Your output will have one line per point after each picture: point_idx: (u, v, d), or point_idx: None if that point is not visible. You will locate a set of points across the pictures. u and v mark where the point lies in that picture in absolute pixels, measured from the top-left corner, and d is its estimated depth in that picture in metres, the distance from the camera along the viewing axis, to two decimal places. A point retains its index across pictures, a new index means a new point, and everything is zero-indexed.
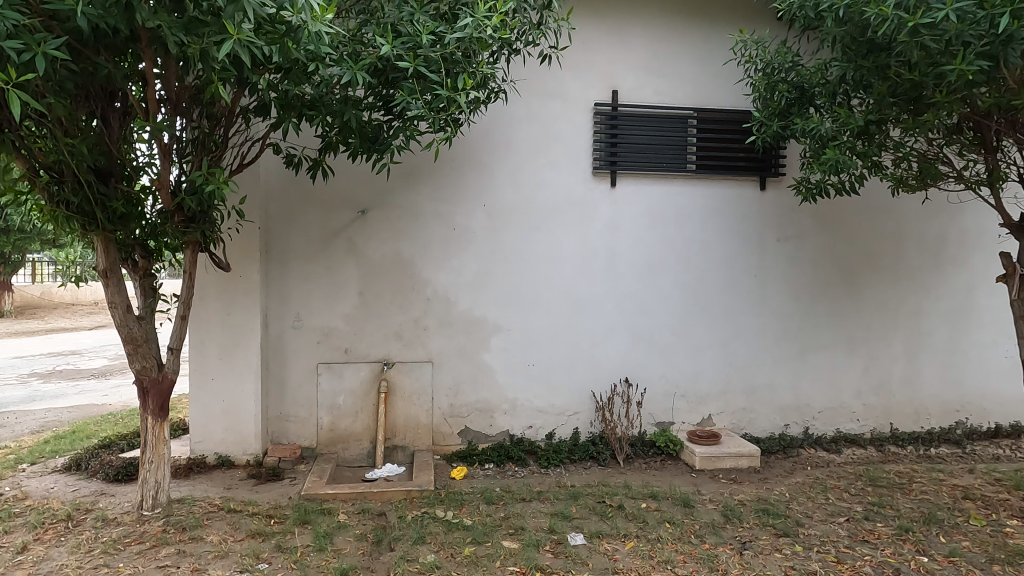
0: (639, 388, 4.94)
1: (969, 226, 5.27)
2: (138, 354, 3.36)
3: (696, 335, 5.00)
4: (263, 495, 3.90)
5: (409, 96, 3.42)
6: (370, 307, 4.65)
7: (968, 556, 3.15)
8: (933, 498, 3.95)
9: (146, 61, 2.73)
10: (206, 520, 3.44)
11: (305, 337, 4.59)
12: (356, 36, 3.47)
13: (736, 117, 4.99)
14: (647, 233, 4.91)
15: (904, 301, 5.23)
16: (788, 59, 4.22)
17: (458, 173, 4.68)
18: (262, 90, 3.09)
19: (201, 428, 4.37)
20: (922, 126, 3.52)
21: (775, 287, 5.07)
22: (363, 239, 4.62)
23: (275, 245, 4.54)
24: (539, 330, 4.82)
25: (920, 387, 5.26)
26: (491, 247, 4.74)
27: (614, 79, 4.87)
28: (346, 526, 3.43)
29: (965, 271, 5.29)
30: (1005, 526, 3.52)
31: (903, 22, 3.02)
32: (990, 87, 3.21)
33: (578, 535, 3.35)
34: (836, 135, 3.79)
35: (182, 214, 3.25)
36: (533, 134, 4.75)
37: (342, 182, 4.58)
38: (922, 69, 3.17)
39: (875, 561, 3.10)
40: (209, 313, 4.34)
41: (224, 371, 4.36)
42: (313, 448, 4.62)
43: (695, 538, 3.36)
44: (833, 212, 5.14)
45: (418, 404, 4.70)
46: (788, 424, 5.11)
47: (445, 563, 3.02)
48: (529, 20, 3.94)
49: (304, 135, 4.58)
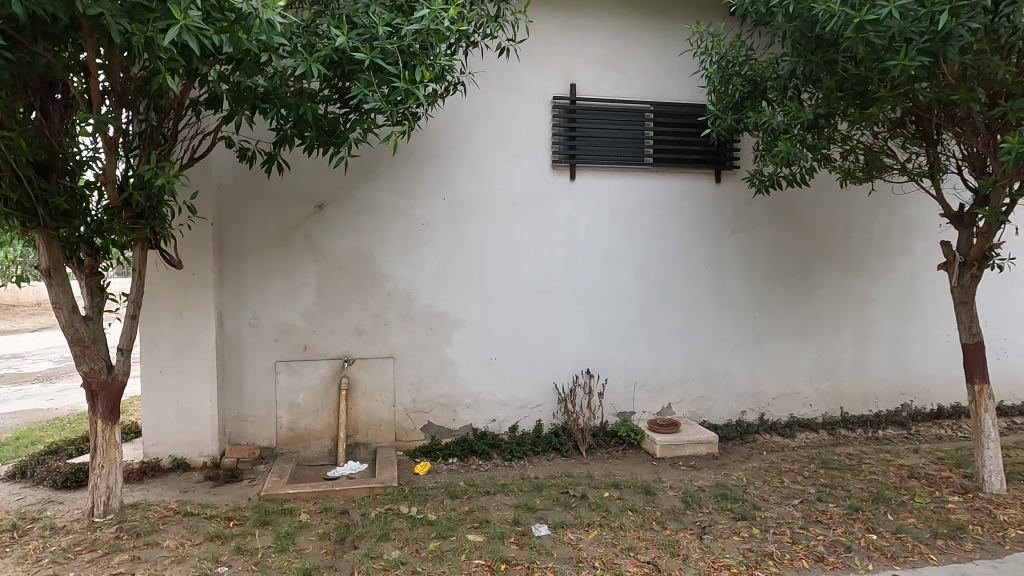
0: (600, 378, 5.00)
1: (911, 217, 5.49)
2: (85, 356, 3.22)
3: (656, 326, 5.08)
4: (221, 497, 3.82)
5: (366, 89, 3.37)
6: (329, 303, 4.57)
7: (913, 532, 3.31)
8: (882, 478, 4.12)
9: (88, 51, 2.64)
10: (161, 525, 3.35)
11: (261, 335, 4.50)
12: (309, 27, 3.37)
13: (691, 111, 5.09)
14: (606, 226, 4.95)
15: (853, 290, 5.41)
16: (742, 53, 4.29)
17: (417, 167, 4.64)
18: (212, 81, 3.02)
19: (154, 431, 4.23)
20: (868, 119, 3.65)
21: (730, 277, 5.18)
22: (320, 234, 4.54)
23: (229, 241, 4.42)
24: (501, 323, 4.82)
25: (868, 372, 5.46)
26: (451, 241, 4.71)
27: (571, 72, 4.89)
28: (309, 526, 3.39)
29: (909, 260, 5.51)
30: (947, 502, 3.70)
31: (850, 18, 3.14)
32: (931, 82, 3.36)
33: (542, 525, 3.39)
34: (787, 128, 3.86)
35: (130, 210, 3.15)
36: (491, 128, 4.74)
37: (298, 176, 4.49)
38: (867, 64, 3.29)
39: (828, 540, 3.22)
40: (160, 312, 4.20)
41: (176, 370, 4.23)
42: (272, 449, 4.54)
43: (657, 524, 3.42)
44: (785, 203, 5.27)
45: (379, 400, 4.65)
46: (744, 411, 5.24)
47: (409, 559, 3.01)
48: (487, 12, 3.97)
49: (256, 129, 4.48)
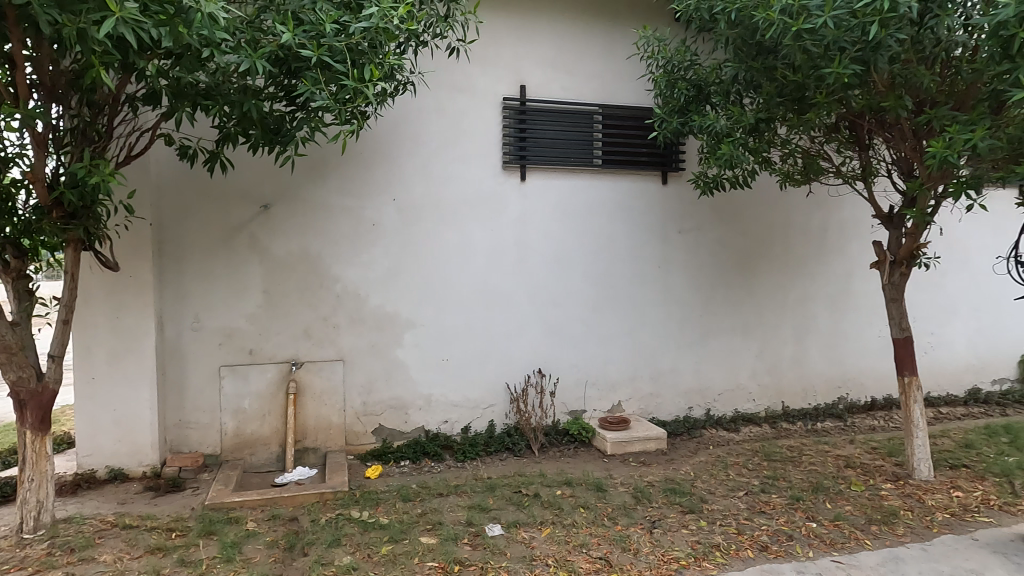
0: (551, 378, 5.04)
1: (846, 218, 5.75)
2: (12, 363, 3.05)
3: (605, 325, 5.15)
4: (162, 508, 3.69)
5: (313, 86, 3.30)
6: (276, 305, 4.47)
7: (850, 519, 3.46)
8: (820, 468, 4.29)
9: (13, 42, 2.52)
10: (98, 539, 3.21)
11: (204, 339, 4.35)
12: (254, 23, 3.29)
13: (638, 114, 5.19)
14: (557, 227, 5.00)
15: (793, 288, 5.62)
16: (686, 58, 4.39)
17: (366, 167, 4.58)
18: (151, 76, 2.91)
19: (88, 441, 4.04)
20: (805, 124, 3.80)
21: (677, 276, 5.31)
22: (266, 235, 4.43)
23: (169, 242, 4.27)
24: (453, 324, 4.81)
25: (807, 367, 5.69)
26: (401, 242, 4.67)
27: (521, 74, 4.91)
28: (256, 534, 3.30)
29: (844, 259, 5.76)
30: (880, 490, 3.89)
31: (788, 26, 3.27)
32: (862, 89, 3.49)
33: (495, 525, 3.40)
34: (730, 132, 4.01)
35: (61, 209, 3.02)
36: (442, 128, 4.72)
37: (242, 175, 4.37)
38: (805, 71, 3.43)
39: (771, 530, 3.34)
40: (95, 316, 4.01)
41: (113, 376, 4.06)
42: (216, 456, 4.40)
43: (609, 520, 3.47)
44: (728, 204, 5.43)
45: (329, 403, 4.57)
46: (691, 407, 5.37)
47: (361, 564, 2.97)
48: (436, 12, 3.96)
49: (198, 127, 4.34)
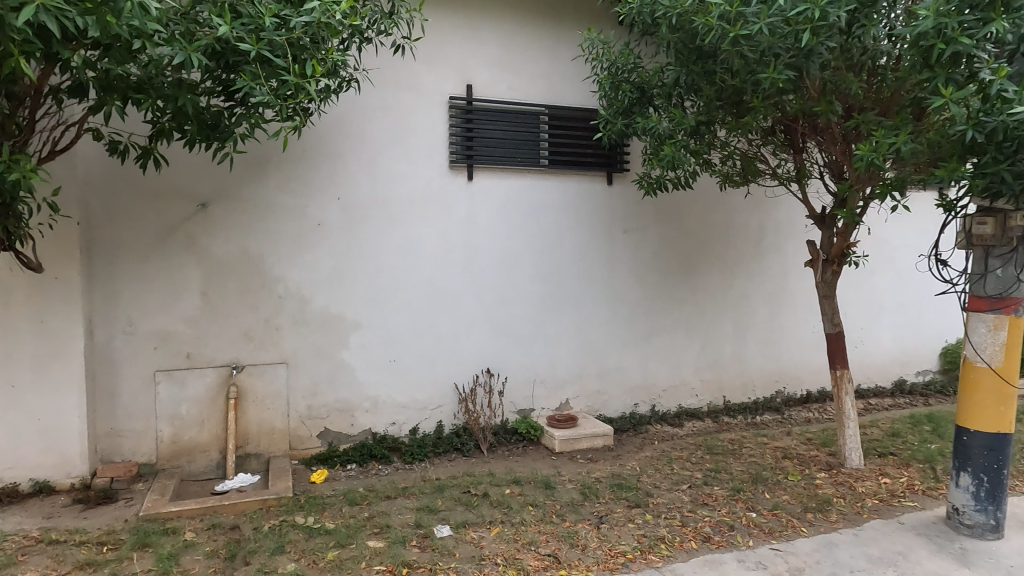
0: (500, 377, 5.05)
1: (782, 218, 5.97)
2: None
3: (553, 324, 5.20)
4: (92, 521, 3.52)
5: (252, 81, 3.19)
6: (214, 307, 4.32)
7: (787, 508, 3.60)
8: (759, 460, 4.45)
9: None
10: (20, 557, 3.03)
11: (137, 344, 4.17)
12: (188, 14, 3.15)
13: (584, 115, 5.25)
14: (504, 226, 5.01)
15: (733, 286, 5.80)
16: (630, 61, 4.46)
17: (308, 165, 4.47)
18: (76, 67, 2.76)
19: (10, 454, 3.81)
20: (742, 127, 3.93)
21: (622, 275, 5.40)
22: (203, 234, 4.27)
23: (98, 242, 4.07)
24: (400, 324, 4.76)
25: (746, 362, 5.88)
26: (346, 242, 4.59)
27: (468, 73, 4.90)
28: (195, 544, 3.19)
29: (781, 257, 5.97)
30: (815, 478, 4.06)
31: (726, 32, 3.37)
32: (797, 94, 3.65)
33: (444, 526, 3.38)
34: (672, 134, 4.08)
35: None
36: (387, 126, 4.65)
37: (177, 173, 4.21)
38: (743, 76, 3.55)
39: (713, 521, 3.44)
40: (16, 320, 3.78)
41: (37, 384, 3.84)
42: (152, 465, 4.23)
43: (557, 517, 3.51)
44: (671, 204, 5.56)
45: (272, 407, 4.46)
46: (637, 403, 5.48)
47: (306, 570, 2.90)
48: (380, 9, 3.90)
49: (129, 121, 4.15)
